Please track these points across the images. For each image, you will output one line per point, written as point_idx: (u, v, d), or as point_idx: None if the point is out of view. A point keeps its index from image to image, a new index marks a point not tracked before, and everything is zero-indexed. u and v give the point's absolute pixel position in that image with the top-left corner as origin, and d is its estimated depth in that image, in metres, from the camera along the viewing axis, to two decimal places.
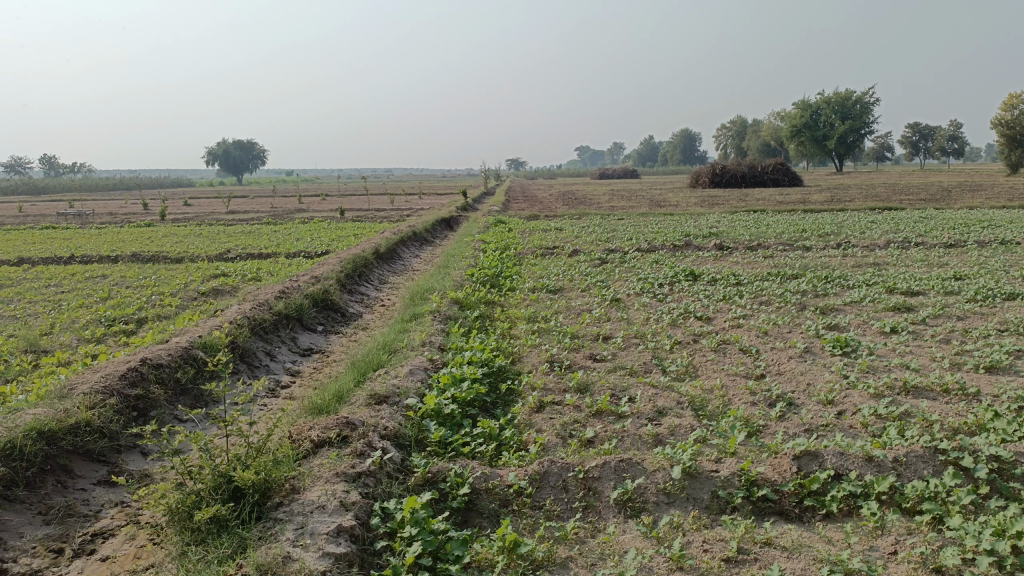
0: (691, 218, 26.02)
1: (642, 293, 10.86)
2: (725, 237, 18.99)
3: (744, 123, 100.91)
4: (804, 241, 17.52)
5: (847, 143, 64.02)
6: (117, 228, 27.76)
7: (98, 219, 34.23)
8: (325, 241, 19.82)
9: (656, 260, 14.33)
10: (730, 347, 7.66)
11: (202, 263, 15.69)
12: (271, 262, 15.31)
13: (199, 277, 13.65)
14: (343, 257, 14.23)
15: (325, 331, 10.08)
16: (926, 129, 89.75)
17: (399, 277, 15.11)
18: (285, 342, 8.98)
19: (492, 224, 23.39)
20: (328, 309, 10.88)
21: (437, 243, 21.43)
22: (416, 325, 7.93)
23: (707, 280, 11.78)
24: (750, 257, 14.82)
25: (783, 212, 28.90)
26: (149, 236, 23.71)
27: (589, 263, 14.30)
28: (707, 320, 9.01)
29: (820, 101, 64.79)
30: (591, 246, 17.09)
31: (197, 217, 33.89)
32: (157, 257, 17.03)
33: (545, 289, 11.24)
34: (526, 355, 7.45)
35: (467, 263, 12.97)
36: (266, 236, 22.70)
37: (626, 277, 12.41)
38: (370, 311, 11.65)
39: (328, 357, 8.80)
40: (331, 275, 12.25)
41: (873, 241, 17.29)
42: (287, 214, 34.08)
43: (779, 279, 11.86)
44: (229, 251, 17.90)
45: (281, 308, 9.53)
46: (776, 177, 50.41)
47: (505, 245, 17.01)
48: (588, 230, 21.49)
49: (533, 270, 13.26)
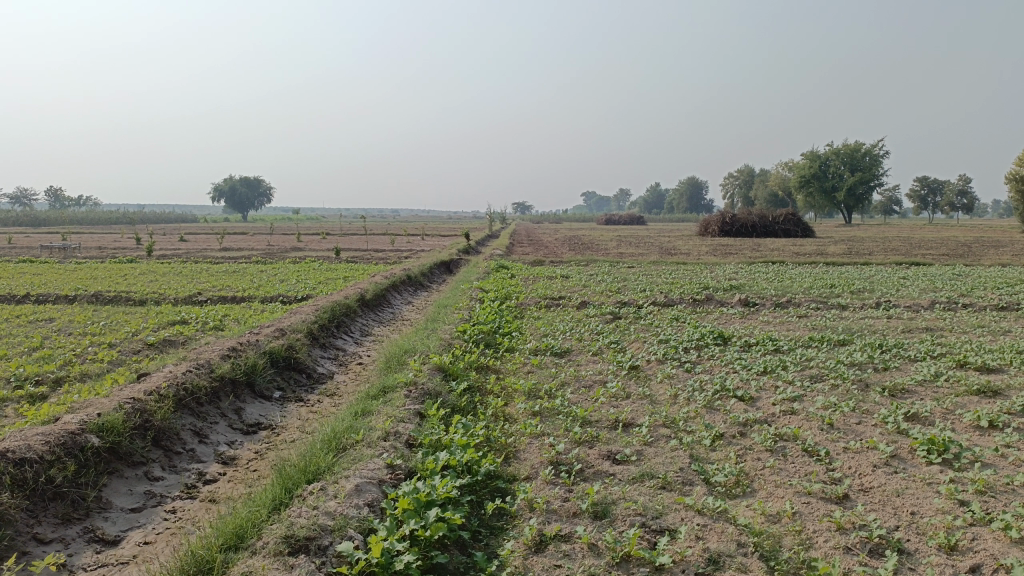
0: (705, 269, 24.37)
1: (665, 360, 9.08)
2: (748, 290, 17.30)
3: (752, 173, 100.24)
4: (836, 298, 15.80)
5: (857, 195, 62.82)
6: (96, 263, 26.23)
7: (82, 253, 32.84)
8: (310, 283, 18.19)
9: (676, 317, 12.61)
10: (790, 447, 5.87)
11: (165, 307, 14.02)
12: (243, 309, 13.63)
13: (155, 325, 11.98)
14: (320, 305, 12.54)
15: (282, 398, 8.32)
16: (936, 183, 88.61)
17: (384, 328, 13.43)
18: (226, 416, 7.23)
19: (494, 269, 21.82)
20: (290, 371, 9.12)
21: (433, 288, 19.79)
22: (383, 404, 6.17)
23: (740, 345, 10.01)
24: (782, 316, 13.11)
25: (802, 263, 27.29)
26: (125, 273, 22.13)
27: (600, 319, 12.57)
28: (752, 401, 7.22)
29: (829, 153, 63.82)
30: (600, 297, 15.38)
31: (186, 253, 32.36)
32: (119, 299, 15.33)
33: (549, 352, 9.49)
34: (524, 451, 5.68)
35: (459, 316, 11.27)
36: (249, 276, 21.06)
37: (644, 337, 10.67)
38: (343, 371, 9.89)
39: (276, 437, 7.04)
40: (300, 327, 10.51)
41: (914, 301, 15.54)
42: (281, 253, 32.58)
43: (824, 346, 10.11)
44: (202, 293, 16.25)
45: (226, 371, 7.77)
46: (787, 228, 48.85)
47: (506, 294, 15.34)
48: (596, 279, 19.80)
49: (535, 325, 11.55)
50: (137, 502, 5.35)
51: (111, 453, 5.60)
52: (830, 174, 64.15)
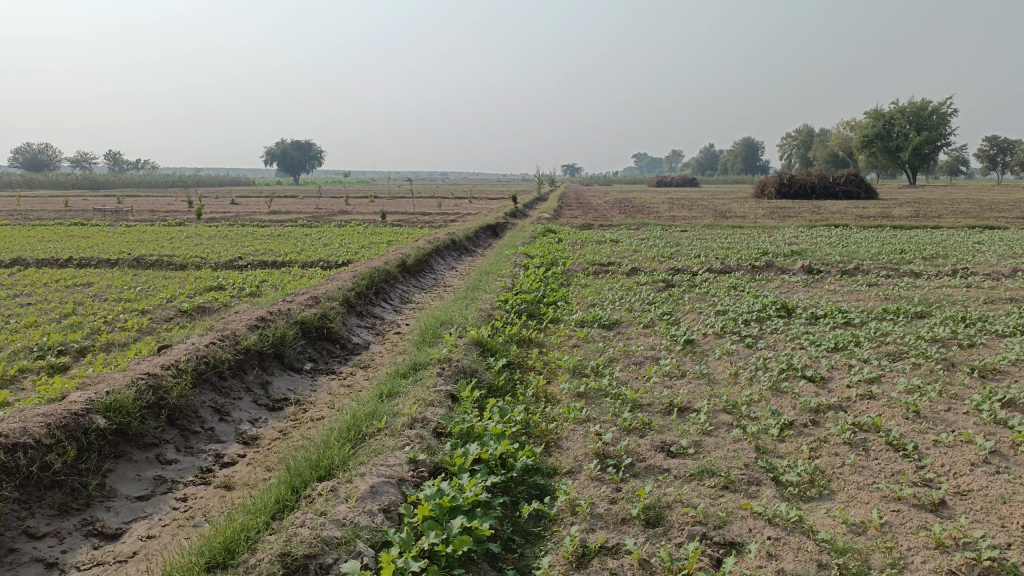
0: (762, 233, 23.27)
1: (723, 334, 8.36)
2: (811, 255, 16.31)
3: (811, 132, 96.75)
4: (907, 265, 14.73)
5: (922, 155, 59.99)
6: (145, 227, 26.25)
7: (134, 216, 33.09)
8: (353, 247, 17.80)
9: (733, 286, 11.80)
10: (872, 440, 5.14)
11: (204, 272, 13.74)
12: (282, 274, 13.25)
13: (191, 290, 11.67)
14: (359, 270, 12.08)
15: (313, 371, 7.85)
16: (1007, 143, 84.21)
17: (426, 295, 12.94)
18: (251, 391, 6.79)
19: (541, 233, 21.14)
20: (324, 341, 8.64)
21: (478, 252, 19.24)
22: (412, 384, 5.63)
23: (805, 318, 9.19)
24: (849, 285, 12.18)
25: (867, 227, 25.89)
26: (172, 236, 22.07)
27: (652, 287, 11.83)
28: (823, 384, 6.48)
29: (893, 111, 60.96)
30: (652, 264, 14.59)
31: (233, 216, 32.38)
32: (160, 263, 15.13)
33: (596, 324, 8.83)
34: (566, 439, 5.09)
35: (502, 283, 10.66)
36: (293, 240, 20.79)
37: (699, 307, 9.94)
38: (380, 342, 9.41)
39: (302, 415, 6.57)
40: (336, 294, 10.03)
41: (994, 268, 14.38)
42: (327, 216, 32.35)
43: (900, 319, 9.23)
44: (242, 258, 15.95)
45: (253, 343, 7.31)
46: (848, 189, 46.84)
47: (553, 259, 14.68)
48: (647, 243, 18.97)
49: (583, 293, 10.90)
50: (144, 489, 4.93)
51: (120, 435, 5.19)
52: (893, 133, 61.30)
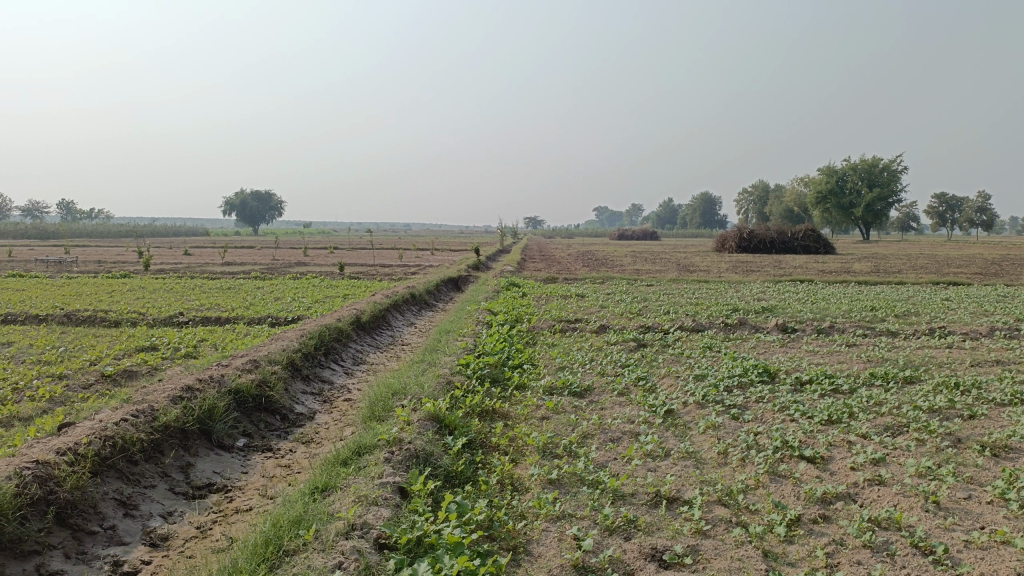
0: (729, 288, 22.84)
1: (705, 403, 7.64)
2: (782, 312, 15.83)
3: (767, 188, 98.65)
4: (881, 324, 14.28)
5: (875, 211, 61.12)
6: (87, 278, 25.00)
7: (79, 267, 31.79)
8: (306, 302, 16.88)
9: (708, 346, 11.14)
10: (894, 542, 4.39)
11: (139, 329, 12.69)
12: (224, 332, 12.26)
13: (120, 351, 10.62)
14: (307, 328, 11.17)
15: (246, 449, 6.89)
16: (954, 200, 86.46)
17: (381, 355, 12.05)
18: (167, 477, 5.83)
19: (504, 287, 20.44)
20: (261, 413, 7.68)
21: (438, 307, 18.42)
22: (355, 475, 4.75)
23: (790, 384, 8.50)
24: (827, 345, 11.61)
25: (832, 282, 25.70)
26: (113, 289, 20.90)
27: (623, 347, 11.11)
28: (825, 467, 5.74)
29: (846, 168, 62.23)
30: (621, 321, 13.92)
31: (183, 268, 31.14)
32: (94, 320, 14.01)
33: (566, 391, 8.03)
34: (538, 546, 4.24)
35: (463, 343, 9.83)
36: (244, 293, 19.75)
37: (676, 371, 9.22)
38: (326, 410, 8.48)
39: (227, 506, 5.63)
40: (279, 357, 9.08)
41: (969, 327, 13.97)
42: (282, 268, 31.32)
43: (890, 385, 8.61)
44: (185, 313, 14.92)
45: (174, 418, 6.34)
46: (807, 244, 47.20)
47: (517, 316, 13.93)
48: (614, 298, 18.34)
49: (550, 355, 10.13)
50: None
51: None
52: (847, 190, 62.43)
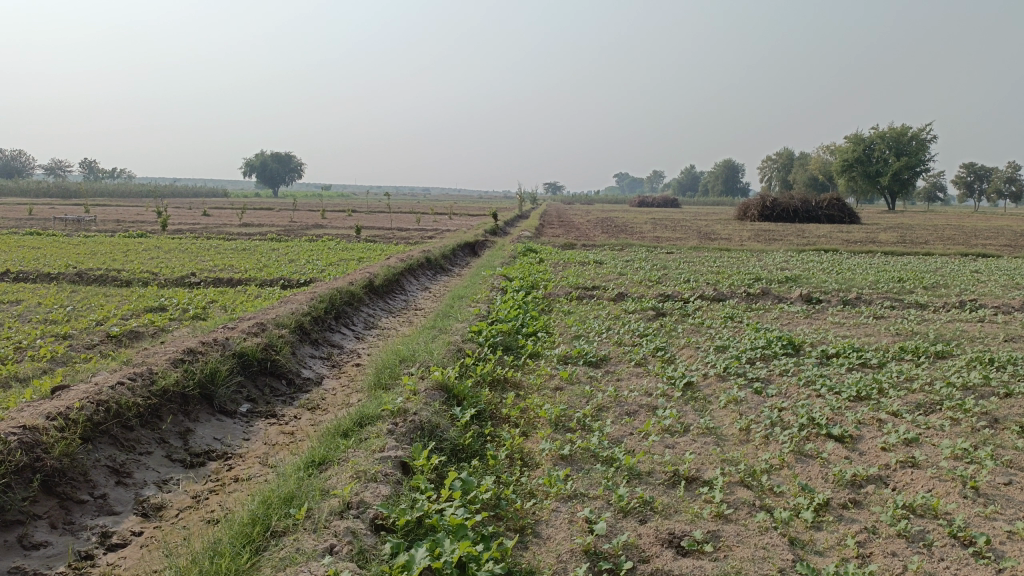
0: (751, 256, 22.34)
1: (726, 376, 7.31)
2: (806, 282, 15.39)
3: (792, 155, 96.94)
4: (909, 296, 13.81)
5: (901, 181, 59.83)
6: (104, 238, 24.95)
7: (97, 227, 31.73)
8: (320, 265, 16.65)
9: (730, 316, 10.78)
10: (931, 531, 4.06)
11: (149, 289, 12.51)
12: (235, 294, 12.05)
13: (128, 312, 10.44)
14: (317, 291, 10.93)
15: (249, 414, 6.67)
16: (982, 171, 84.47)
17: (393, 319, 11.81)
18: (164, 444, 5.62)
19: (521, 252, 20.10)
20: (266, 377, 7.46)
21: (453, 272, 18.14)
22: (356, 447, 4.49)
23: (816, 358, 8.14)
24: (854, 317, 11.19)
25: (857, 252, 25.10)
26: (128, 249, 20.79)
27: (641, 315, 10.78)
28: (853, 447, 5.41)
29: (873, 136, 60.82)
30: (639, 289, 13.56)
31: (199, 228, 31.03)
32: (105, 279, 13.87)
33: (582, 361, 7.74)
34: (547, 528, 3.98)
35: (476, 310, 9.54)
36: (258, 254, 19.56)
37: (696, 342, 8.89)
38: (334, 375, 8.26)
39: (225, 476, 5.42)
40: (287, 320, 8.84)
41: (1001, 301, 13.46)
42: (299, 230, 31.12)
43: (921, 361, 8.22)
44: (197, 273, 14.74)
45: (173, 383, 6.12)
46: (831, 213, 46.32)
47: (533, 282, 13.61)
48: (633, 266, 17.96)
49: (566, 322, 9.83)
50: None
51: None
52: (873, 158, 61.08)
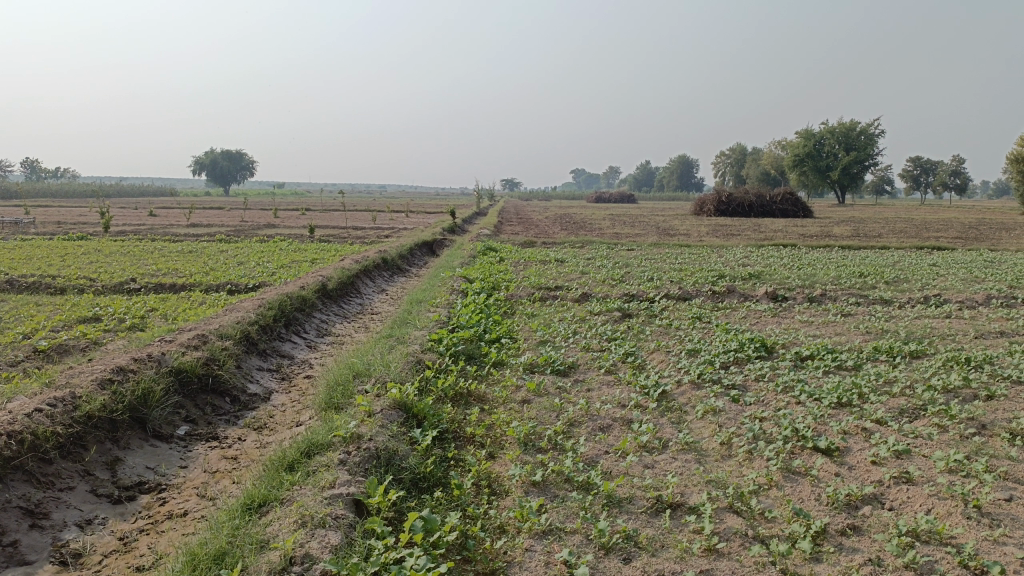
0: (711, 252, 22.17)
1: (701, 383, 6.94)
2: (769, 279, 15.18)
3: (745, 150, 98.01)
4: (872, 292, 13.66)
5: (851, 175, 60.74)
6: (41, 241, 23.80)
7: (36, 229, 30.38)
8: (271, 268, 15.95)
9: (698, 317, 10.44)
10: (939, 560, 3.71)
11: (84, 297, 11.73)
12: (178, 301, 11.34)
13: (60, 323, 9.70)
14: (266, 297, 10.31)
15: (188, 438, 6.09)
16: (928, 164, 86.33)
17: (347, 325, 11.23)
18: (88, 477, 5.02)
19: (480, 251, 19.61)
20: (208, 395, 6.88)
21: (410, 273, 17.58)
22: (303, 482, 3.98)
23: (791, 361, 7.83)
24: (822, 316, 10.95)
25: (815, 247, 25.13)
26: (66, 252, 19.76)
27: (607, 317, 10.39)
28: (842, 463, 5.07)
29: (823, 131, 61.62)
30: (603, 288, 13.17)
31: (144, 229, 29.88)
32: (37, 287, 13.02)
33: (548, 369, 7.29)
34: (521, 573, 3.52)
35: (436, 315, 9.03)
36: (206, 257, 18.75)
37: (666, 346, 8.51)
38: (283, 390, 7.69)
39: (158, 512, 4.86)
40: (231, 331, 8.23)
41: (963, 295, 13.39)
42: (249, 230, 30.16)
43: (897, 362, 7.95)
44: (138, 279, 13.93)
45: (100, 408, 5.52)
46: (785, 207, 46.70)
47: (494, 283, 13.13)
48: (595, 264, 17.60)
49: (530, 326, 9.38)
50: None
51: None
52: (824, 153, 61.90)
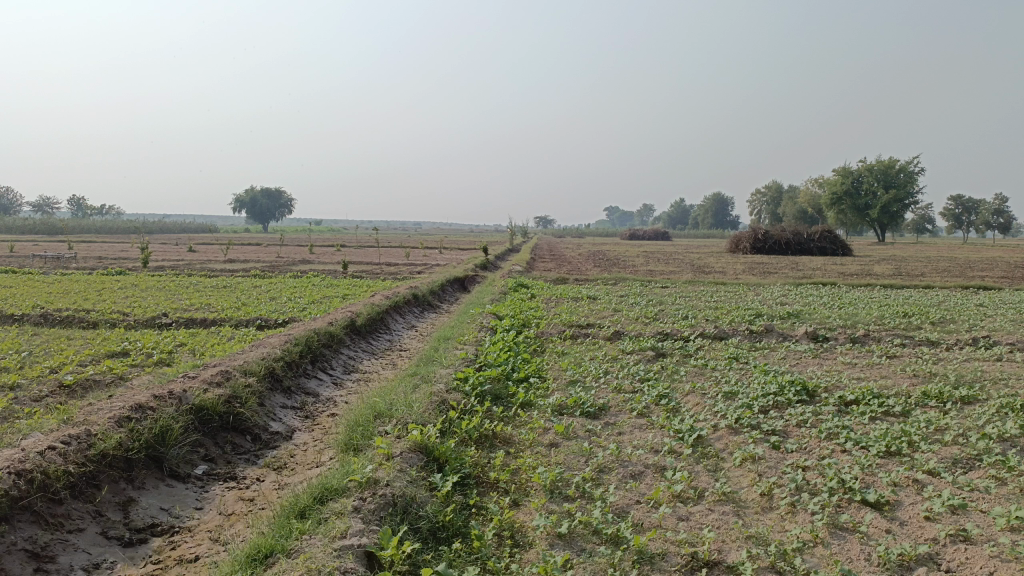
0: (748, 291, 21.71)
1: (739, 428, 6.61)
2: (809, 319, 14.73)
3: (781, 188, 97.20)
4: (917, 333, 13.14)
5: (890, 213, 59.70)
6: (81, 275, 24.21)
7: (77, 263, 30.99)
8: (302, 304, 15.91)
9: (734, 358, 10.09)
10: None
11: (115, 332, 11.75)
12: (206, 336, 11.30)
13: (88, 357, 9.67)
14: (293, 333, 10.20)
15: (205, 478, 5.92)
16: (970, 202, 84.60)
17: (375, 362, 11.06)
18: (99, 519, 4.85)
19: (512, 288, 19.42)
20: (228, 433, 6.72)
21: (441, 309, 17.43)
22: (314, 531, 3.76)
23: (834, 405, 7.45)
24: (865, 358, 10.52)
25: (856, 286, 24.50)
26: (103, 287, 20.02)
27: (640, 357, 10.09)
28: (893, 519, 4.72)
29: (861, 169, 60.79)
30: (637, 327, 12.87)
31: (181, 265, 30.28)
32: (71, 321, 13.11)
33: (578, 412, 7.02)
34: None
35: (463, 353, 8.82)
36: (239, 292, 18.83)
37: (702, 388, 8.18)
38: (306, 428, 7.50)
39: (168, 557, 4.66)
40: (256, 367, 8.09)
41: (1014, 337, 12.81)
42: (284, 266, 30.41)
43: (948, 408, 7.52)
44: (170, 313, 13.98)
45: (115, 446, 5.38)
46: (823, 245, 45.91)
47: (525, 321, 12.91)
48: (628, 302, 17.29)
49: (560, 366, 9.12)
50: None
51: None
52: (862, 191, 60.98)
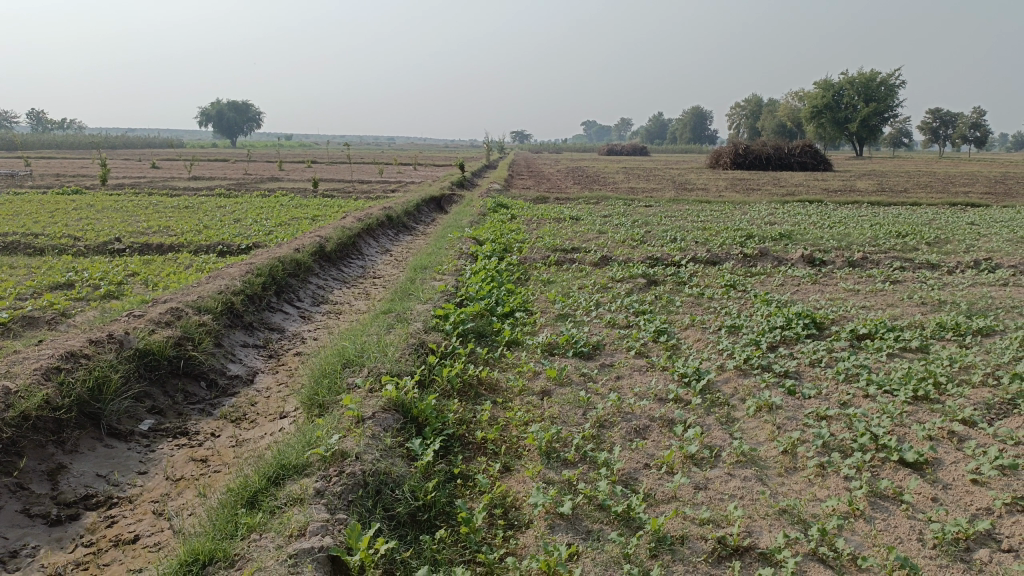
0: (734, 209, 21.02)
1: (748, 370, 5.99)
2: (801, 240, 14.09)
3: (760, 102, 95.48)
4: (915, 255, 12.55)
5: (870, 127, 58.76)
6: (34, 195, 22.86)
7: (32, 182, 29.39)
8: (269, 227, 14.94)
9: (732, 285, 9.43)
10: None
11: (62, 259, 10.80)
12: (162, 264, 10.43)
13: (29, 290, 8.78)
14: (256, 261, 9.36)
15: (152, 435, 5.22)
16: (949, 115, 83.61)
17: (346, 291, 10.30)
18: (19, 494, 4.15)
19: (490, 209, 18.54)
20: (180, 381, 5.99)
21: (417, 231, 16.57)
22: (266, 528, 3.09)
23: (846, 341, 6.86)
24: (868, 284, 9.92)
25: (842, 203, 23.87)
26: (58, 208, 18.83)
27: (632, 285, 9.42)
28: (936, 481, 4.15)
29: (843, 81, 59.42)
30: (624, 250, 12.17)
31: (142, 183, 28.78)
32: (16, 248, 12.11)
33: (570, 351, 6.35)
34: None
35: (441, 284, 8.08)
36: (203, 213, 17.79)
37: (703, 321, 7.53)
38: (269, 371, 6.78)
39: (102, 538, 3.99)
40: (213, 302, 7.30)
41: (1014, 259, 12.29)
42: (252, 184, 29.07)
43: (968, 342, 6.95)
44: (125, 238, 12.99)
45: (39, 406, 4.63)
46: (803, 160, 45.12)
47: (506, 245, 12.12)
48: (613, 222, 16.53)
49: (548, 297, 8.41)
50: None
51: None
52: (843, 104, 59.84)
